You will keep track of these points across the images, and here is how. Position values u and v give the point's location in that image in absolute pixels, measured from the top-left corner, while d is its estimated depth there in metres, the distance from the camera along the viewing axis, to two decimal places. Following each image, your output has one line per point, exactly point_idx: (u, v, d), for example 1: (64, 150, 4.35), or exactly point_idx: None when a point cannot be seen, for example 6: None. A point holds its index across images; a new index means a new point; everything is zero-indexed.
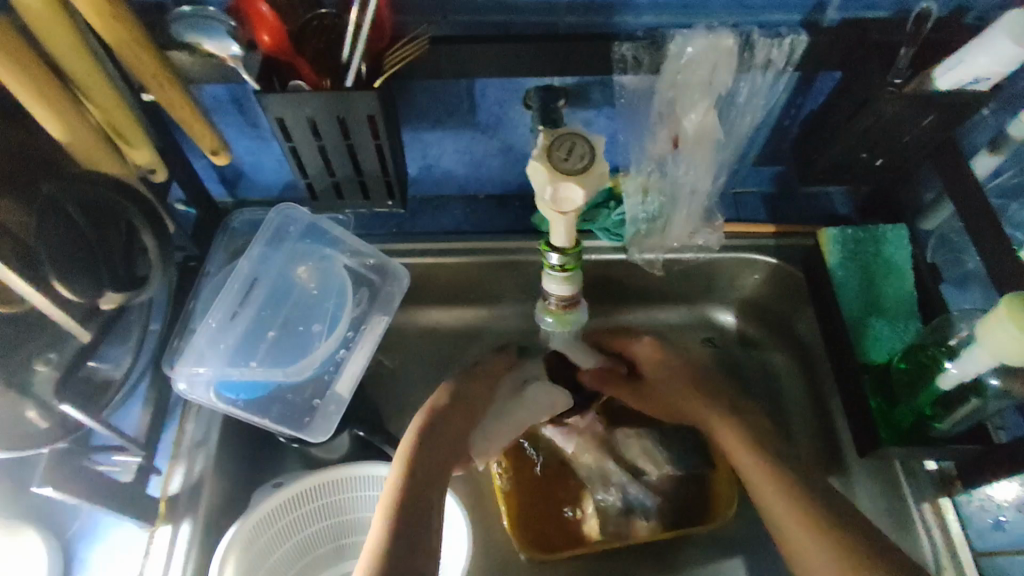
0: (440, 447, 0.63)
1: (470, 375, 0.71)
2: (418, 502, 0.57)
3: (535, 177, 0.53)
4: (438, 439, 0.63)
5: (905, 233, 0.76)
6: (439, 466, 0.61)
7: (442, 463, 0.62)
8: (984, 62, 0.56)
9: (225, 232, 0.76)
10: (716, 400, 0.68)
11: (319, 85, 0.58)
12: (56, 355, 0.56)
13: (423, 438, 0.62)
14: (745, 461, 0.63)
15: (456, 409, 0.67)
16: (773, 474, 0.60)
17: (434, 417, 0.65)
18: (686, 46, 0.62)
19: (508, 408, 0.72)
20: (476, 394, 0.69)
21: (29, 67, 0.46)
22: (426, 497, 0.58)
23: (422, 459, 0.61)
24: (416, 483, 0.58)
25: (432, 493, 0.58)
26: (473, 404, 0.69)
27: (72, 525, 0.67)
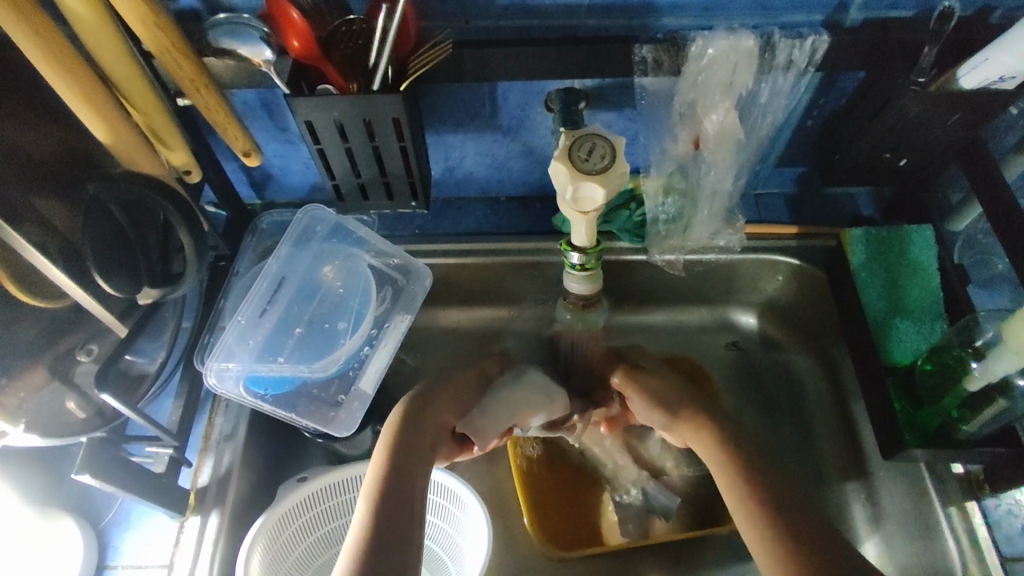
0: (421, 435, 0.62)
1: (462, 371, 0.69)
2: (397, 495, 0.56)
3: (557, 177, 0.54)
4: (421, 429, 0.62)
5: (931, 236, 0.75)
6: (420, 457, 0.60)
7: (424, 452, 0.61)
8: (1009, 60, 0.56)
9: (254, 233, 0.79)
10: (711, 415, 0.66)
11: (347, 89, 0.61)
12: (97, 347, 0.59)
13: (405, 420, 0.62)
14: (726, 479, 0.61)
15: (442, 397, 0.65)
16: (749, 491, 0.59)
17: (422, 396, 0.65)
18: (707, 48, 0.62)
19: (508, 393, 0.68)
20: (466, 384, 0.68)
21: (78, 73, 0.49)
22: (404, 490, 0.57)
23: (401, 451, 0.59)
24: (397, 465, 0.58)
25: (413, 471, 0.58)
26: (461, 393, 0.67)
27: (107, 513, 0.69)
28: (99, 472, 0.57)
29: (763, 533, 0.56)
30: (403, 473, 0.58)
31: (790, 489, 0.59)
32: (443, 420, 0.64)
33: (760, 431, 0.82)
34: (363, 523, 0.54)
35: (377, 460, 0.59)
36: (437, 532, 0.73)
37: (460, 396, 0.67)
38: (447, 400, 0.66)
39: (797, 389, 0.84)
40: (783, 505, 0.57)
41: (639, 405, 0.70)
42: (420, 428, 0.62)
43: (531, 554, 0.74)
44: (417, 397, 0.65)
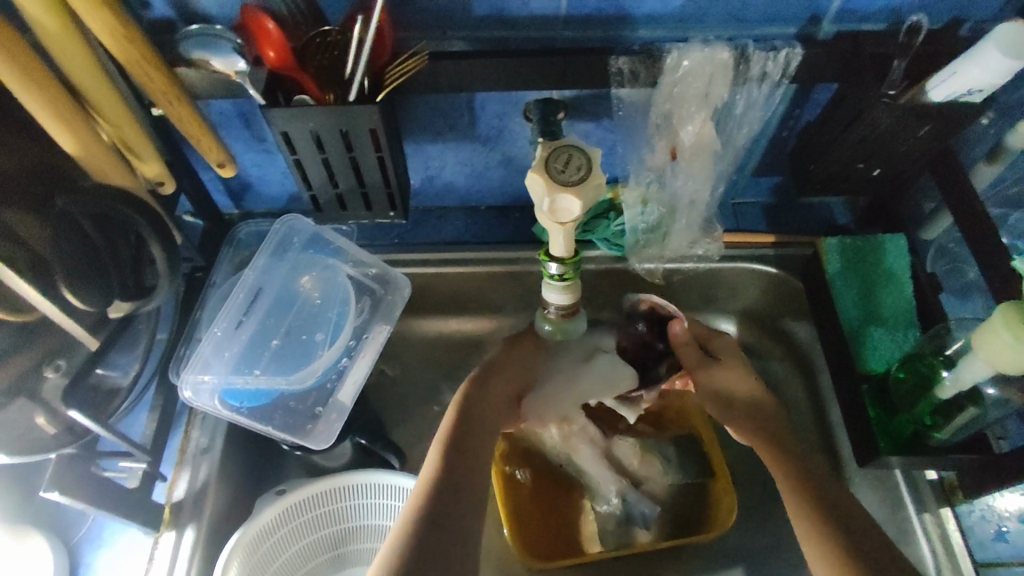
0: (485, 401, 0.67)
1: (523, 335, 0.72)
2: (460, 452, 0.62)
3: (534, 189, 0.55)
4: (486, 399, 0.67)
5: (904, 245, 0.76)
6: (484, 426, 0.65)
7: (489, 415, 0.66)
8: (976, 73, 0.57)
9: (231, 244, 0.78)
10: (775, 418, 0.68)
11: (323, 99, 0.60)
12: (65, 363, 0.56)
13: (475, 385, 0.68)
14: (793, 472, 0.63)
15: (504, 371, 0.70)
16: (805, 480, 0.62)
17: (495, 365, 0.70)
18: (682, 60, 0.63)
19: (575, 375, 0.72)
20: (521, 359, 0.71)
21: (44, 86, 0.48)
22: (467, 454, 0.62)
23: (465, 419, 0.65)
24: (465, 426, 0.64)
25: (478, 431, 0.64)
26: (523, 367, 0.71)
27: (79, 530, 0.68)
28: (69, 489, 0.56)
29: (812, 518, 0.59)
30: (469, 433, 0.64)
31: (822, 480, 0.62)
32: (501, 389, 0.69)
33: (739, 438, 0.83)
34: (428, 475, 0.60)
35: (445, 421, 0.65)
36: None
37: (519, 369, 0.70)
38: (506, 370, 0.70)
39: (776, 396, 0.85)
40: (823, 493, 0.60)
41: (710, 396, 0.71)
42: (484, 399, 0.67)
43: (512, 565, 0.74)
44: (484, 371, 0.69)
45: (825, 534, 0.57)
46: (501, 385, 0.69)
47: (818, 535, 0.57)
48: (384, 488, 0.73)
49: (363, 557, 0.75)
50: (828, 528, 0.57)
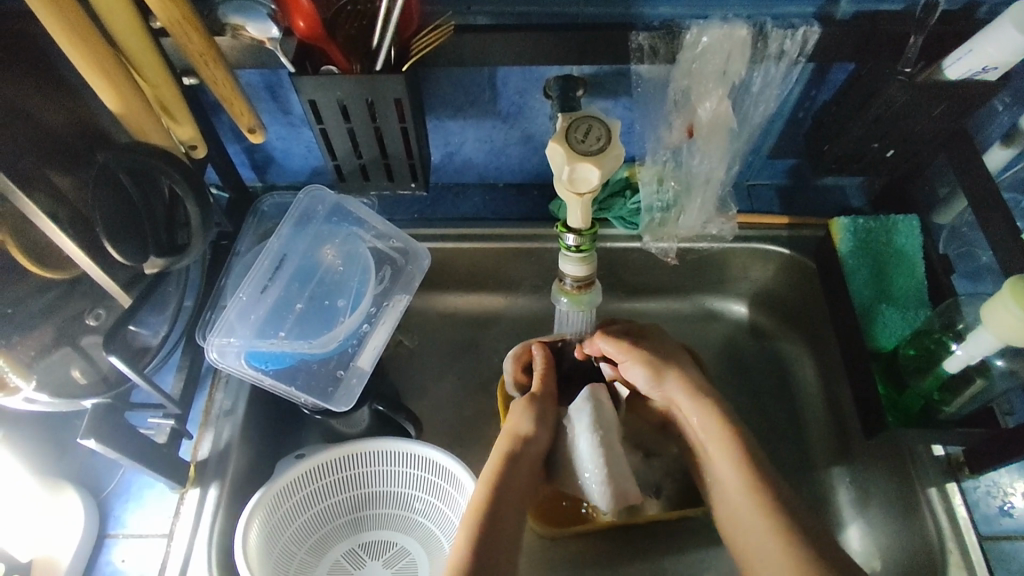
0: (530, 454, 0.65)
1: (540, 396, 0.71)
2: (500, 501, 0.60)
3: (554, 158, 0.57)
4: (528, 447, 0.66)
5: (917, 224, 0.78)
6: (514, 506, 0.60)
7: (526, 470, 0.64)
8: (991, 52, 0.58)
9: (255, 216, 0.80)
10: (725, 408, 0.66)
11: (350, 69, 0.62)
12: (105, 313, 0.61)
13: (522, 425, 0.67)
14: (728, 474, 0.62)
15: (533, 441, 0.66)
16: (748, 486, 0.60)
17: (539, 411, 0.69)
18: (701, 36, 0.64)
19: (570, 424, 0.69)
20: (548, 422, 0.69)
21: (90, 43, 0.50)
22: (498, 536, 0.57)
23: (499, 498, 0.60)
24: (509, 473, 0.62)
25: (518, 484, 0.62)
26: (551, 425, 0.69)
27: (109, 484, 0.70)
28: (104, 437, 0.57)
29: (761, 534, 0.57)
30: (510, 482, 0.62)
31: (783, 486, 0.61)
32: (537, 437, 0.67)
33: (746, 416, 0.85)
34: (470, 520, 0.58)
35: (491, 463, 0.64)
36: (433, 510, 0.76)
37: (540, 419, 0.68)
38: (540, 442, 0.67)
39: (785, 375, 0.87)
40: None
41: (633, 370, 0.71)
42: (515, 475, 0.62)
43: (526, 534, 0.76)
44: (510, 447, 0.65)
45: (784, 541, 0.56)
46: (536, 454, 0.66)
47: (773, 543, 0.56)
48: (399, 454, 0.74)
49: (380, 522, 0.77)
50: (784, 538, 0.56)
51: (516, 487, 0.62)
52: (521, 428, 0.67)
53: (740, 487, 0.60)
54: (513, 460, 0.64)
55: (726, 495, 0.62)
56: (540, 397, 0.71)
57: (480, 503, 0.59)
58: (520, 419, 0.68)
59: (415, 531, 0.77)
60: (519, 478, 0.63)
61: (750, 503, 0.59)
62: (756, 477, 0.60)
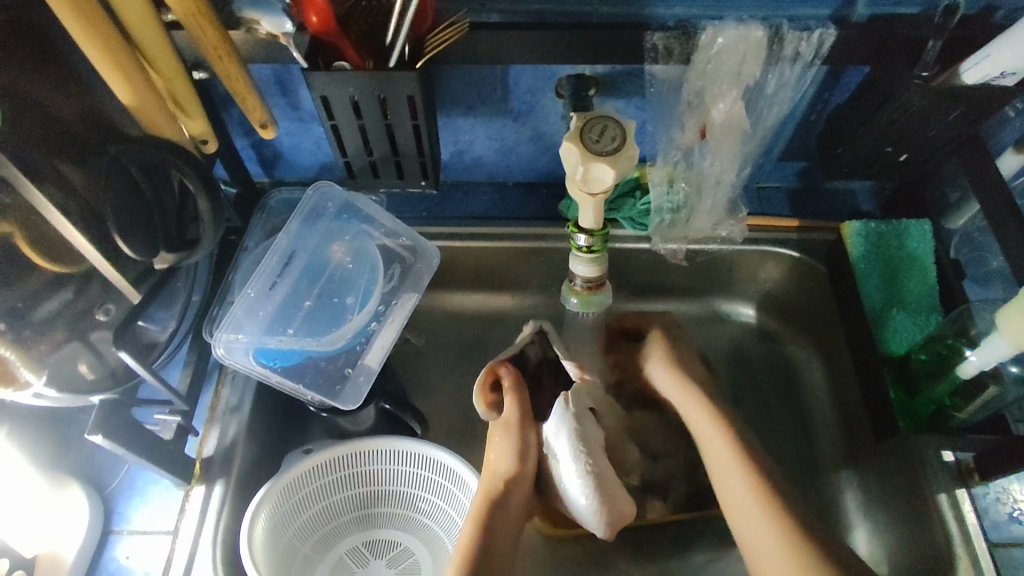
0: (512, 493, 0.67)
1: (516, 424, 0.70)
2: (486, 546, 0.62)
3: (568, 158, 0.56)
4: (510, 488, 0.67)
5: (928, 230, 0.77)
6: (500, 550, 0.63)
7: (509, 510, 0.66)
8: (1009, 56, 0.58)
9: (263, 210, 0.80)
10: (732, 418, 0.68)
11: (362, 65, 0.61)
12: (115, 308, 0.60)
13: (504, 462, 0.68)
14: (719, 452, 0.65)
15: (514, 481, 0.67)
16: (750, 487, 0.62)
17: (521, 443, 0.69)
18: (717, 37, 0.64)
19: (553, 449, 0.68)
20: (530, 454, 0.69)
21: (105, 34, 0.49)
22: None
23: (485, 544, 0.62)
24: (492, 517, 0.64)
25: (502, 527, 0.64)
26: (532, 454, 0.70)
27: (114, 480, 0.70)
28: (111, 433, 0.57)
29: (753, 510, 0.60)
30: (494, 525, 0.64)
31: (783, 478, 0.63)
32: (517, 474, 0.68)
33: (754, 419, 0.84)
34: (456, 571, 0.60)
35: (474, 506, 0.65)
36: (437, 510, 0.76)
37: (521, 454, 0.69)
38: (522, 479, 0.68)
39: (793, 378, 0.86)
40: None
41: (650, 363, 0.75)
42: (499, 520, 0.64)
43: (529, 532, 0.76)
44: (492, 492, 0.66)
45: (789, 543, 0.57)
46: (519, 492, 0.68)
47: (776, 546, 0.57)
48: (405, 453, 0.74)
49: (384, 520, 0.77)
50: (776, 519, 0.59)
51: (500, 534, 0.64)
52: (501, 466, 0.68)
53: (742, 488, 0.62)
54: (494, 503, 0.65)
55: (717, 472, 0.65)
56: (516, 424, 0.70)
57: (464, 551, 0.62)
58: (500, 456, 0.69)
59: (419, 530, 0.76)
60: (505, 522, 0.65)
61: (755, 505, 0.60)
62: (757, 479, 0.62)
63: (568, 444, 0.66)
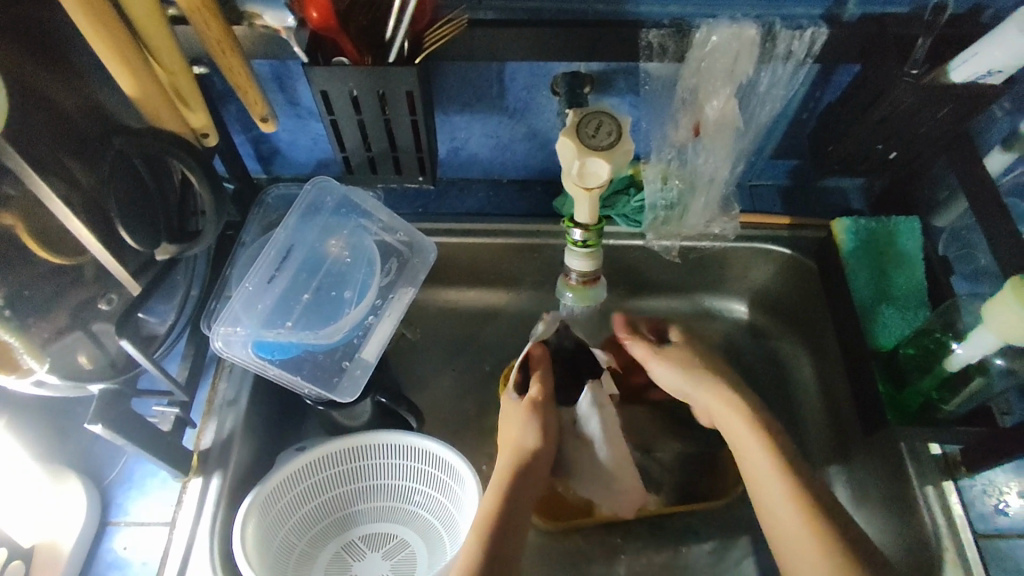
0: (535, 468, 0.65)
1: (542, 403, 0.69)
2: (509, 516, 0.59)
3: (564, 152, 0.57)
4: (534, 463, 0.65)
5: (917, 227, 0.79)
6: (523, 521, 0.60)
7: (532, 483, 0.64)
8: (996, 54, 0.59)
9: (260, 207, 0.80)
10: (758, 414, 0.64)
11: (361, 62, 0.62)
12: (116, 297, 0.61)
13: (529, 439, 0.67)
14: (740, 432, 0.63)
15: (539, 455, 0.66)
16: (787, 492, 0.58)
17: (545, 422, 0.68)
18: (711, 35, 0.65)
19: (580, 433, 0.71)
20: (551, 431, 0.68)
21: (110, 25, 0.50)
22: (507, 548, 0.57)
23: (509, 512, 0.60)
24: (516, 487, 0.62)
25: (526, 500, 0.62)
26: (553, 434, 0.68)
27: (111, 473, 0.70)
28: (111, 423, 0.58)
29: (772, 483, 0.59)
30: (516, 497, 0.61)
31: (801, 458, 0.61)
32: (545, 450, 0.66)
33: None
34: (477, 539, 0.57)
35: (496, 479, 0.63)
36: (432, 503, 0.77)
37: (547, 432, 0.67)
38: (546, 454, 0.66)
39: (783, 373, 0.88)
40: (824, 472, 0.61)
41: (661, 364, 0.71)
42: (523, 491, 0.62)
43: None
44: (516, 464, 0.64)
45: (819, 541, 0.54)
46: (542, 468, 0.66)
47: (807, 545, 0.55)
48: (400, 447, 0.75)
49: (379, 515, 0.78)
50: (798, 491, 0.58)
51: (524, 503, 0.61)
52: (524, 440, 0.67)
53: (765, 466, 0.60)
54: (519, 476, 0.63)
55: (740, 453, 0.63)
56: (541, 404, 0.69)
57: (485, 519, 0.59)
58: (523, 432, 0.67)
59: (413, 522, 0.77)
60: (529, 493, 0.63)
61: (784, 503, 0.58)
62: (796, 484, 0.58)
63: (597, 423, 0.70)
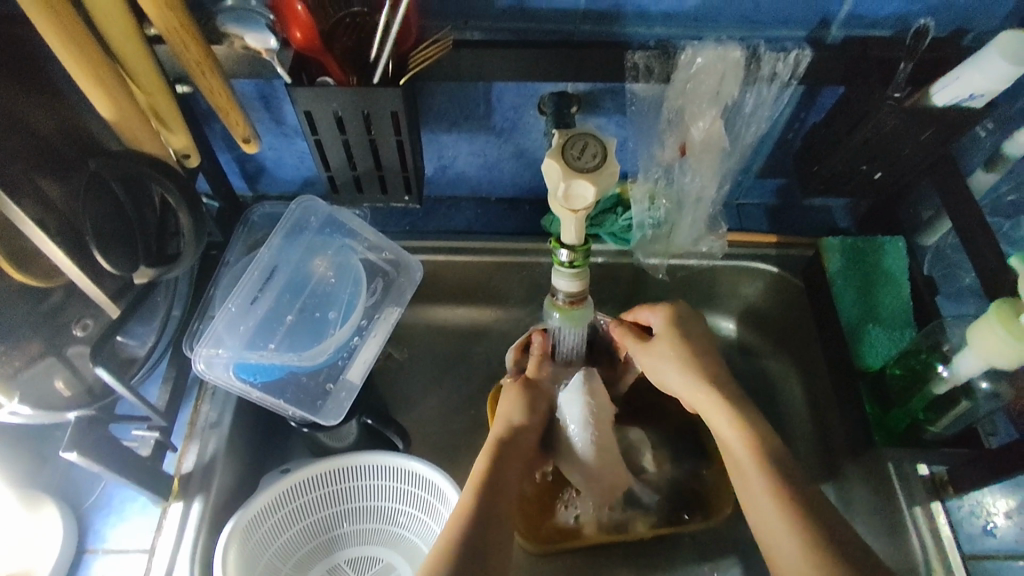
0: (521, 440, 0.68)
1: (531, 382, 0.73)
2: (493, 480, 0.62)
3: (550, 175, 0.57)
4: (520, 437, 0.68)
5: (902, 246, 0.79)
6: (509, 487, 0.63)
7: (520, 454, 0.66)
8: (978, 79, 0.60)
9: (245, 225, 0.79)
10: (752, 415, 0.64)
11: (346, 82, 0.62)
12: (92, 322, 0.60)
13: (516, 413, 0.69)
14: (728, 435, 0.63)
15: (526, 427, 0.69)
16: (771, 491, 0.58)
17: (532, 398, 0.71)
18: (696, 57, 0.65)
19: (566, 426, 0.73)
20: (539, 408, 0.71)
21: (87, 51, 0.49)
22: (493, 512, 0.59)
23: (496, 478, 0.62)
24: (503, 455, 0.65)
25: (512, 468, 0.64)
26: (542, 410, 0.71)
27: (90, 497, 0.69)
28: (87, 450, 0.57)
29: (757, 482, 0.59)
30: (503, 464, 0.64)
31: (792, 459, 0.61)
32: (530, 425, 0.69)
33: None
34: (466, 500, 0.60)
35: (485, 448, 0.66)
36: (418, 525, 0.75)
37: (534, 407, 0.70)
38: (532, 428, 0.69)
39: (772, 392, 0.87)
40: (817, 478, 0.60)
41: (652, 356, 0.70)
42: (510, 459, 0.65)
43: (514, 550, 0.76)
44: (502, 436, 0.67)
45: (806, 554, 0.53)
46: (528, 442, 0.68)
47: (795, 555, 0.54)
48: (384, 470, 0.73)
49: (364, 538, 0.76)
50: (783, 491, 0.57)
51: (510, 471, 0.64)
52: (514, 414, 0.70)
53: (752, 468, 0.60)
54: (507, 444, 0.66)
55: (730, 457, 0.62)
56: (533, 382, 0.73)
57: (476, 482, 0.62)
58: (513, 405, 0.70)
59: (399, 545, 0.76)
60: (515, 463, 0.65)
61: (773, 508, 0.57)
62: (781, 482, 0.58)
63: (578, 409, 0.70)
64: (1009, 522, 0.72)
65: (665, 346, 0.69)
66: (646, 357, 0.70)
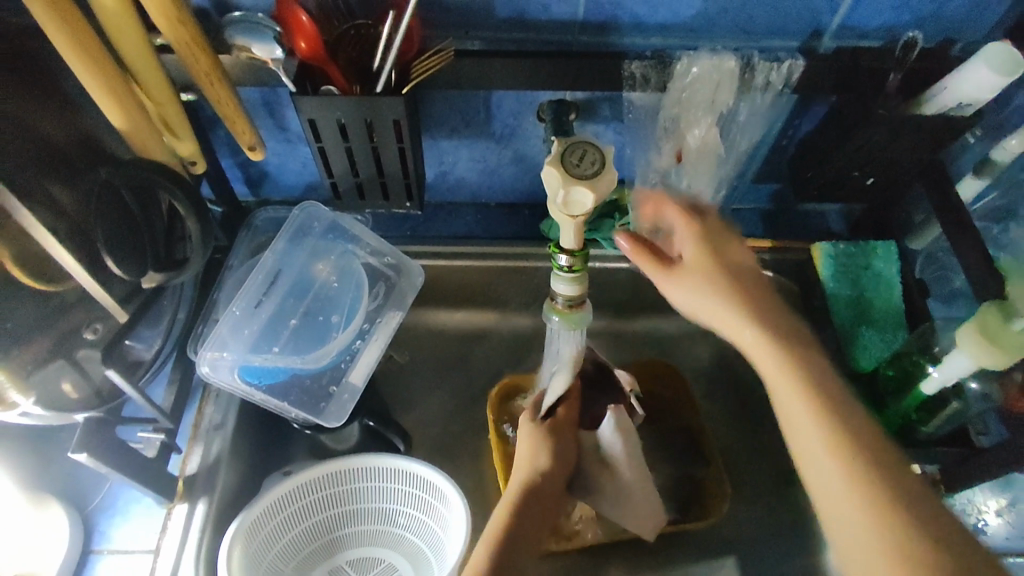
0: (542, 495, 0.66)
1: (558, 425, 0.71)
2: (510, 543, 0.61)
3: (549, 181, 0.58)
4: (541, 490, 0.67)
5: (895, 249, 0.79)
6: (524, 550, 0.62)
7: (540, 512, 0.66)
8: (966, 88, 0.62)
9: (249, 229, 0.80)
10: (805, 357, 0.54)
11: (349, 90, 0.63)
12: (102, 326, 0.61)
13: (541, 465, 0.68)
14: (779, 384, 0.53)
15: (548, 478, 0.68)
16: (842, 465, 0.48)
17: (557, 445, 0.70)
18: (691, 66, 0.67)
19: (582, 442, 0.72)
20: (563, 454, 0.70)
21: (102, 63, 0.51)
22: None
23: (511, 541, 0.62)
24: (522, 513, 0.64)
25: (530, 531, 0.63)
26: (567, 458, 0.70)
27: (95, 499, 0.70)
28: (96, 452, 0.58)
29: (817, 438, 0.50)
30: (522, 527, 0.63)
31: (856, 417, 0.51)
32: (552, 478, 0.68)
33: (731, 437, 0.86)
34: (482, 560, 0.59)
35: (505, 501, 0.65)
36: (418, 526, 0.77)
37: (559, 457, 0.69)
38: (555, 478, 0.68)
39: None
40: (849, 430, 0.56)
41: (683, 290, 0.59)
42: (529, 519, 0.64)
43: None
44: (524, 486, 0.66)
45: (870, 515, 0.46)
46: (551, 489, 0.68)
47: (858, 514, 0.46)
48: (385, 471, 0.74)
49: (366, 538, 0.77)
50: (852, 457, 0.48)
51: (528, 531, 0.63)
52: (538, 460, 0.68)
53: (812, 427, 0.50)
54: (528, 501, 0.65)
55: (784, 413, 0.53)
56: (561, 425, 0.71)
57: (491, 542, 0.61)
58: (537, 452, 0.69)
59: (400, 545, 0.77)
60: (532, 520, 0.65)
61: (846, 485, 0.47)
62: (856, 455, 0.48)
63: (621, 448, 0.70)
64: (999, 521, 0.73)
65: (702, 279, 0.58)
66: (675, 288, 0.59)
